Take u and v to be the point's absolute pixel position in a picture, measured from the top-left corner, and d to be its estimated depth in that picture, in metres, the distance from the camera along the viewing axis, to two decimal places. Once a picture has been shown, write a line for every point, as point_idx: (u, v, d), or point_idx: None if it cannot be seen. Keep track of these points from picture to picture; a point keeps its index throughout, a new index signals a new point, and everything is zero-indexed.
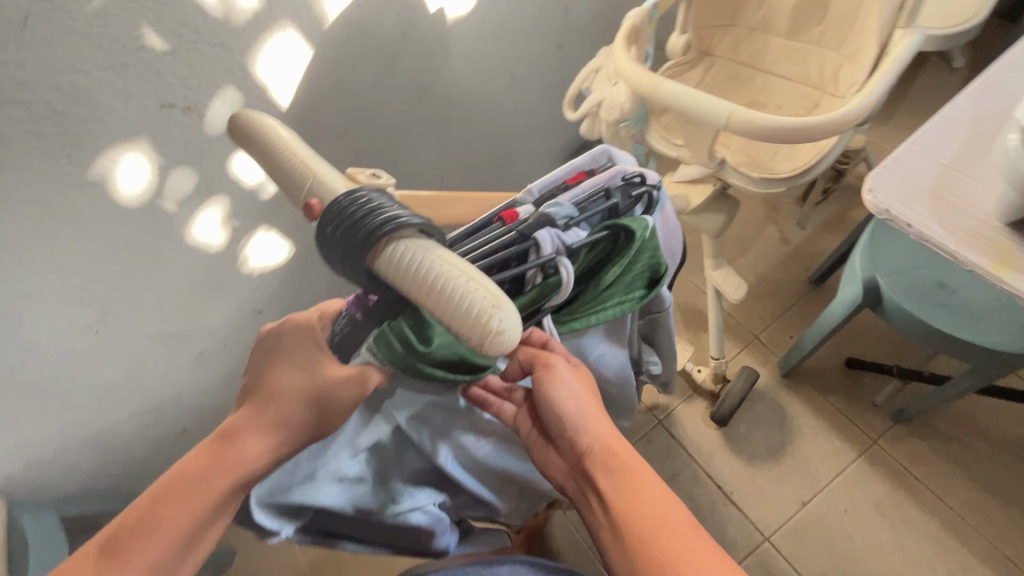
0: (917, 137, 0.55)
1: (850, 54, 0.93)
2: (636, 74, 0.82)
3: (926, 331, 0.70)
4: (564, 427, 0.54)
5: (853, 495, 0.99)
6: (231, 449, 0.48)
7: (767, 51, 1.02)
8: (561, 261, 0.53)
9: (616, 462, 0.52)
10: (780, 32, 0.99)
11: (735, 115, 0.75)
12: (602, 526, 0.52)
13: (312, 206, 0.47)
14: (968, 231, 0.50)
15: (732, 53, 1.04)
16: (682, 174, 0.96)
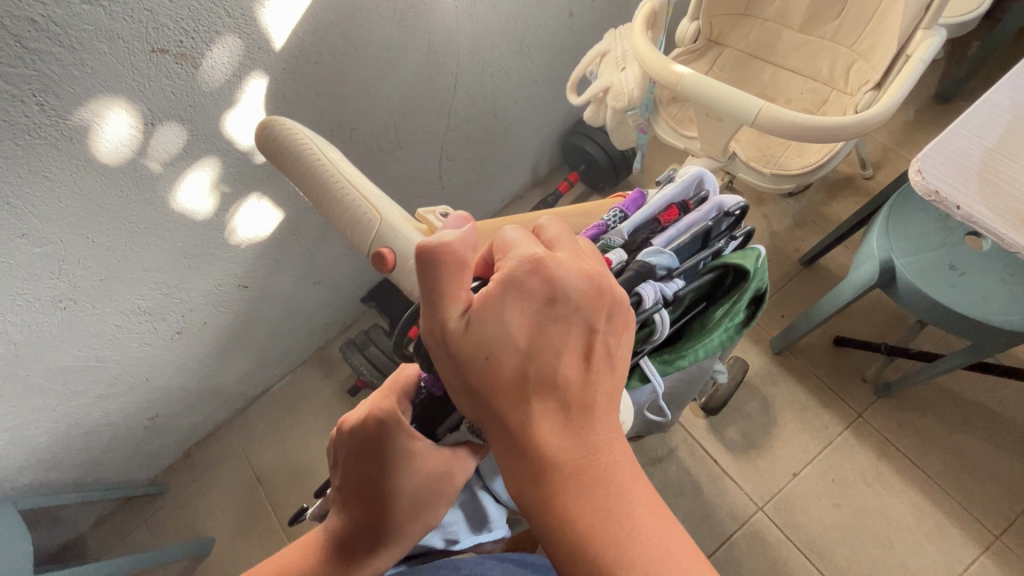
0: (962, 120, 0.56)
1: (864, 52, 0.86)
2: (652, 59, 0.73)
3: (935, 309, 0.73)
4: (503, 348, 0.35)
5: (839, 465, 1.05)
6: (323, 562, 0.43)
7: (779, 43, 0.94)
8: (660, 313, 0.47)
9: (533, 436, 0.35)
10: (794, 26, 0.92)
11: (763, 110, 0.67)
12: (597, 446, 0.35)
13: (384, 255, 0.43)
14: (1013, 211, 0.52)
15: (744, 43, 0.96)
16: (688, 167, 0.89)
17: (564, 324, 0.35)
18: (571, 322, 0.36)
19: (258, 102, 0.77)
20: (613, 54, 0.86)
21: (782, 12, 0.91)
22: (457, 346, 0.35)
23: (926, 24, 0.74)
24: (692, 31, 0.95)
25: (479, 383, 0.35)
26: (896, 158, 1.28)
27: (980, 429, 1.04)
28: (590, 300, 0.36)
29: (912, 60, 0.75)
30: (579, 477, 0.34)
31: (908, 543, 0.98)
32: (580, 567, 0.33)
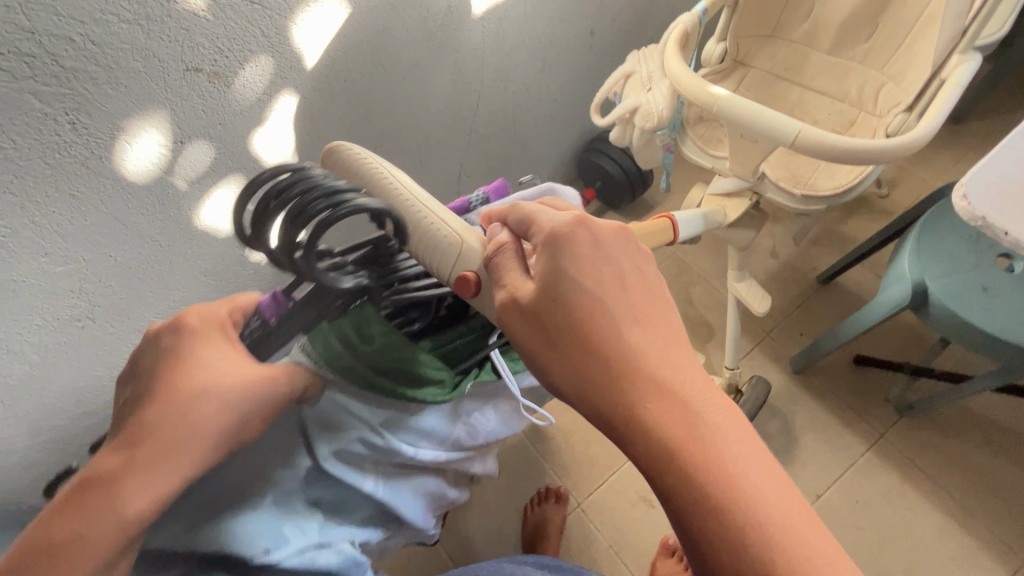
0: (1004, 146, 0.56)
1: (894, 75, 0.88)
2: (687, 82, 0.73)
3: (970, 332, 0.73)
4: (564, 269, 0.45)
5: (863, 487, 1.03)
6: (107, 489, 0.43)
7: (806, 65, 0.95)
8: None
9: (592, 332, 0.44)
10: (822, 48, 0.94)
11: (802, 132, 0.67)
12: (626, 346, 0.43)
13: (467, 282, 0.49)
14: None
15: (770, 65, 0.97)
16: (716, 186, 0.89)
17: (619, 274, 0.46)
18: (633, 276, 0.47)
19: (286, 120, 0.76)
20: (640, 75, 0.87)
21: (811, 33, 0.93)
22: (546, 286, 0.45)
23: (958, 52, 0.76)
24: (719, 51, 0.95)
25: (550, 340, 0.44)
26: (911, 178, 1.29)
27: (1002, 450, 1.03)
28: (625, 249, 0.48)
29: (947, 84, 0.75)
30: (673, 411, 0.41)
31: (936, 567, 0.97)
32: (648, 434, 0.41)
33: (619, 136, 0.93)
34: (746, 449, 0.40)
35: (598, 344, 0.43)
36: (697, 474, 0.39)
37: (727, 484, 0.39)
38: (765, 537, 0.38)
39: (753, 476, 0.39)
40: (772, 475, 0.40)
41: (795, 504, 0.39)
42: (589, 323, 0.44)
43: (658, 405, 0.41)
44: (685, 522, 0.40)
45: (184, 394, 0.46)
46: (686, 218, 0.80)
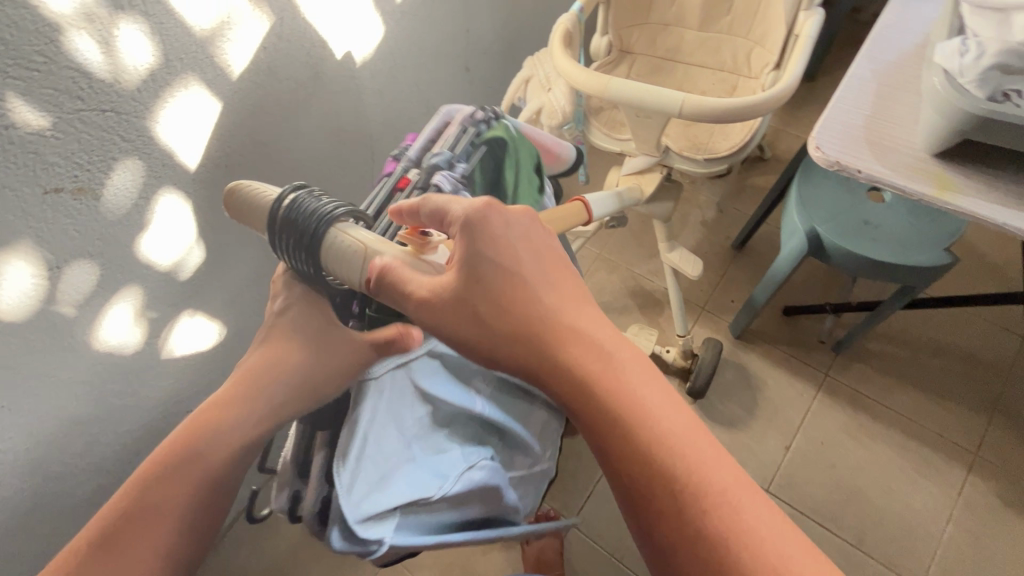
0: (838, 96, 0.62)
1: (759, 38, 0.85)
2: (576, 74, 0.76)
3: (863, 264, 0.80)
4: (480, 252, 0.46)
5: (823, 427, 1.08)
6: (187, 469, 0.44)
7: (683, 45, 0.91)
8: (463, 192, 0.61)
9: (512, 296, 0.46)
10: (692, 25, 0.89)
11: (686, 101, 0.70)
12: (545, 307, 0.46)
13: (384, 272, 0.48)
14: (907, 166, 0.57)
15: (650, 50, 0.93)
16: (628, 166, 0.91)
17: (530, 251, 0.48)
18: (544, 251, 0.49)
19: (172, 221, 0.74)
20: (538, 78, 0.92)
21: (680, 17, 0.89)
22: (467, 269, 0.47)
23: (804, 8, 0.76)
24: (605, 45, 0.92)
25: (478, 315, 0.46)
26: (788, 138, 1.41)
27: (930, 361, 1.12)
28: (534, 228, 0.50)
29: (800, 38, 0.76)
30: (600, 367, 0.43)
31: (904, 483, 1.02)
32: (575, 386, 0.43)
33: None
34: (667, 400, 0.41)
35: (517, 311, 0.46)
36: (620, 424, 0.40)
37: (650, 433, 0.40)
38: (685, 485, 0.38)
39: (675, 425, 0.40)
40: (693, 427, 0.40)
41: (717, 453, 0.39)
42: (512, 304, 0.46)
43: (582, 364, 0.43)
44: (607, 454, 0.41)
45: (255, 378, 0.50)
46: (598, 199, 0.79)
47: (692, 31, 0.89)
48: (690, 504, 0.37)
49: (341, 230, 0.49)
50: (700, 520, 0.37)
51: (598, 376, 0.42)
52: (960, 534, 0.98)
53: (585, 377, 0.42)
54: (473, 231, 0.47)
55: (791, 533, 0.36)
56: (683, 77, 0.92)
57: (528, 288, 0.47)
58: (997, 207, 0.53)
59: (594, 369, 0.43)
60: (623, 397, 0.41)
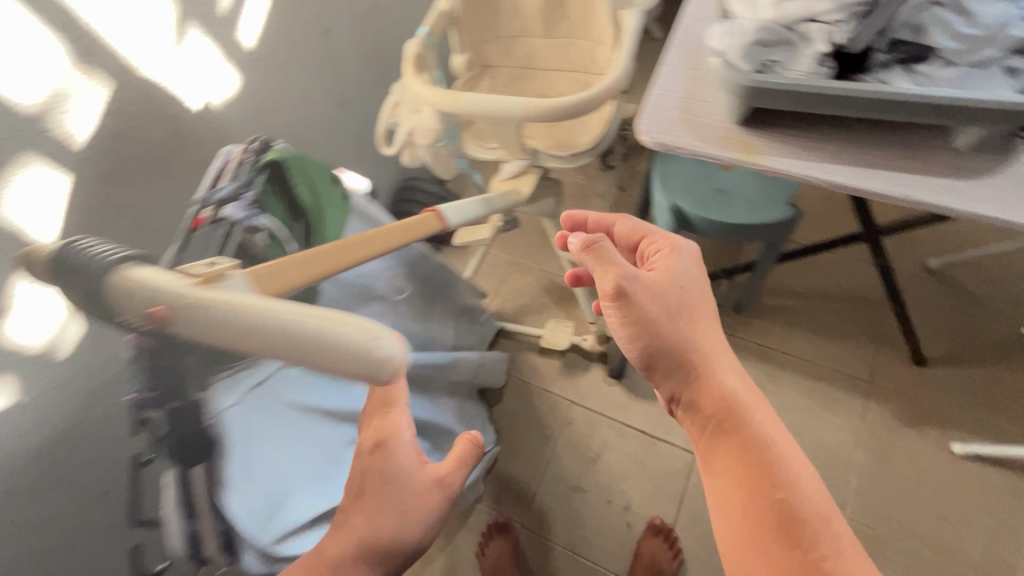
0: (656, 83, 0.68)
1: (595, 37, 0.88)
2: (427, 95, 0.78)
3: (724, 229, 0.87)
4: (649, 296, 0.56)
5: None
6: (385, 538, 0.54)
7: (535, 53, 0.95)
8: (255, 218, 0.63)
9: (694, 307, 0.58)
10: (538, 34, 0.93)
11: (528, 105, 0.73)
12: (690, 335, 0.57)
13: (160, 313, 0.31)
14: (718, 137, 0.63)
15: (507, 61, 0.96)
16: (505, 172, 0.94)
17: (693, 292, 0.59)
18: (699, 277, 0.60)
19: (41, 305, 0.67)
20: (405, 102, 0.93)
21: (525, 27, 0.93)
22: (643, 301, 0.56)
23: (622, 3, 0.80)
24: (463, 61, 0.95)
25: (660, 331, 0.56)
26: None
27: (820, 305, 1.21)
28: (696, 264, 0.61)
29: (625, 32, 0.78)
30: (762, 412, 0.55)
31: (818, 422, 1.10)
32: (728, 429, 0.55)
33: (409, 160, 0.96)
34: (782, 447, 0.53)
35: (699, 349, 0.57)
36: (764, 446, 0.53)
37: (773, 461, 0.52)
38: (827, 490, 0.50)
39: (783, 458, 0.52)
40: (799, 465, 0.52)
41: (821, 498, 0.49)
42: (667, 335, 0.56)
43: (746, 390, 0.56)
44: (746, 481, 0.52)
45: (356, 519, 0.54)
46: (461, 207, 0.67)
47: (539, 39, 0.93)
48: (815, 528, 0.48)
49: (122, 274, 0.34)
50: (803, 525, 0.48)
51: (752, 414, 0.54)
52: (869, 458, 1.06)
53: (733, 409, 0.55)
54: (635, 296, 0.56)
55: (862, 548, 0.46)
56: (542, 83, 0.95)
57: (670, 325, 0.56)
58: (794, 161, 0.60)
59: (736, 391, 0.56)
60: (768, 417, 0.54)
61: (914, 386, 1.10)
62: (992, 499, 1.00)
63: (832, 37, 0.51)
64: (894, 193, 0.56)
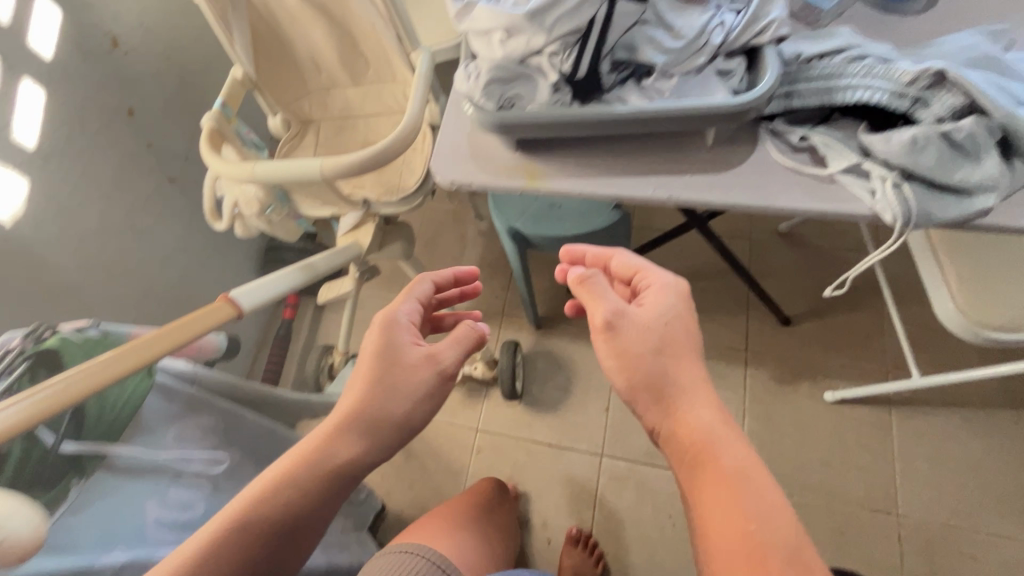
0: (443, 121, 0.68)
1: (402, 79, 0.88)
2: (226, 170, 0.75)
3: (562, 241, 0.89)
4: (624, 328, 0.54)
5: None
6: (365, 408, 0.54)
7: (349, 101, 0.92)
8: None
9: (668, 343, 0.54)
10: (347, 83, 0.91)
11: (324, 165, 0.72)
12: (673, 370, 0.53)
13: None
14: (504, 167, 0.64)
15: (325, 112, 0.94)
16: (342, 226, 0.92)
17: (679, 329, 0.55)
18: (685, 318, 0.56)
19: None
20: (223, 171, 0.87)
21: (333, 78, 0.91)
22: (614, 331, 0.54)
23: (408, 46, 0.80)
24: (280, 123, 0.92)
25: (636, 362, 0.53)
26: None
27: (696, 284, 1.26)
28: (685, 300, 0.57)
29: (415, 76, 0.79)
30: (733, 443, 0.49)
31: None
32: (694, 468, 0.49)
33: (244, 232, 0.92)
34: (757, 493, 0.46)
35: (673, 384, 0.52)
36: (742, 484, 0.46)
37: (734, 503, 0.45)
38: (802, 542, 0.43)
39: (757, 491, 0.46)
40: (776, 508, 0.45)
41: (796, 542, 0.43)
42: (642, 371, 0.53)
43: (720, 421, 0.51)
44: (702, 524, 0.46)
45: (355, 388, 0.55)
46: (259, 285, 0.64)
47: (349, 88, 0.91)
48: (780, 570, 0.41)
49: None
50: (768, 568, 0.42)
51: (719, 446, 0.49)
52: (756, 424, 1.12)
53: (697, 448, 0.49)
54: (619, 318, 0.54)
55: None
56: (365, 129, 0.93)
57: (644, 358, 0.53)
58: (572, 179, 0.62)
59: (714, 428, 0.50)
60: (742, 449, 0.49)
61: (784, 346, 1.17)
62: (866, 437, 1.08)
63: (558, 66, 0.53)
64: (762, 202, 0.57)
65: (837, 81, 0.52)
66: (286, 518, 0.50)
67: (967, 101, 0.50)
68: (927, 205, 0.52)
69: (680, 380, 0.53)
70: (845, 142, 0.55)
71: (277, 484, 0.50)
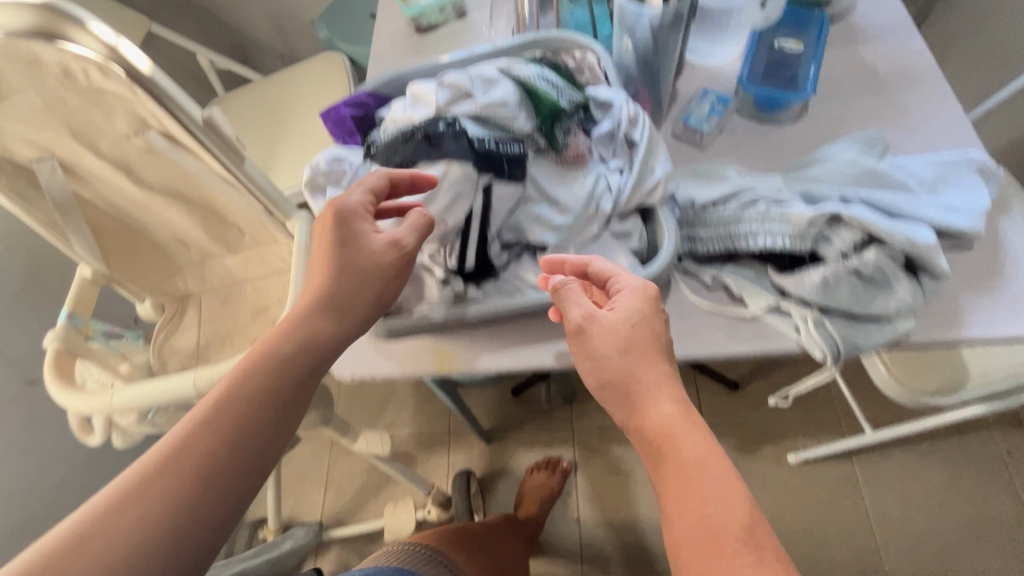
0: None
1: (283, 239, 0.81)
2: (81, 400, 0.66)
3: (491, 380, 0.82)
4: (586, 333, 0.44)
5: (593, 478, 1.13)
6: (328, 289, 0.45)
7: (230, 269, 0.87)
8: None
9: (634, 346, 0.43)
10: (223, 251, 0.84)
11: (196, 378, 0.61)
12: (643, 376, 0.42)
13: None
14: (410, 351, 0.54)
15: (204, 284, 0.89)
16: None
17: (647, 333, 0.43)
18: (651, 320, 0.43)
19: None
20: None
21: (205, 249, 0.84)
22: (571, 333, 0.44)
23: (280, 217, 0.74)
24: (150, 308, 0.87)
25: (597, 367, 0.43)
26: None
27: None
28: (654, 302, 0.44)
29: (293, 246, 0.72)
30: (697, 432, 0.40)
31: None
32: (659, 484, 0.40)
33: (123, 444, 0.79)
34: (719, 477, 0.38)
35: (635, 394, 0.42)
36: (702, 469, 0.38)
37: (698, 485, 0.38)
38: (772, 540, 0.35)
39: (724, 516, 0.36)
40: (737, 496, 0.37)
41: (759, 528, 0.36)
42: (604, 376, 0.43)
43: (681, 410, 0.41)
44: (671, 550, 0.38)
45: (318, 280, 0.46)
46: None
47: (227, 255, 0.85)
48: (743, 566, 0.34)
49: None
50: None
51: (686, 462, 0.39)
52: None
53: (663, 463, 0.40)
54: (584, 324, 0.44)
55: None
56: (253, 292, 0.90)
57: (604, 360, 0.43)
58: (490, 355, 0.53)
59: (684, 443, 0.40)
60: (713, 466, 0.38)
61: (738, 411, 1.15)
62: (835, 491, 1.07)
63: (441, 263, 0.47)
64: (702, 354, 0.51)
65: (737, 228, 0.50)
66: (217, 441, 0.39)
67: (863, 234, 0.48)
68: (852, 339, 0.49)
69: (644, 387, 0.42)
70: (757, 280, 0.52)
71: (216, 404, 0.40)
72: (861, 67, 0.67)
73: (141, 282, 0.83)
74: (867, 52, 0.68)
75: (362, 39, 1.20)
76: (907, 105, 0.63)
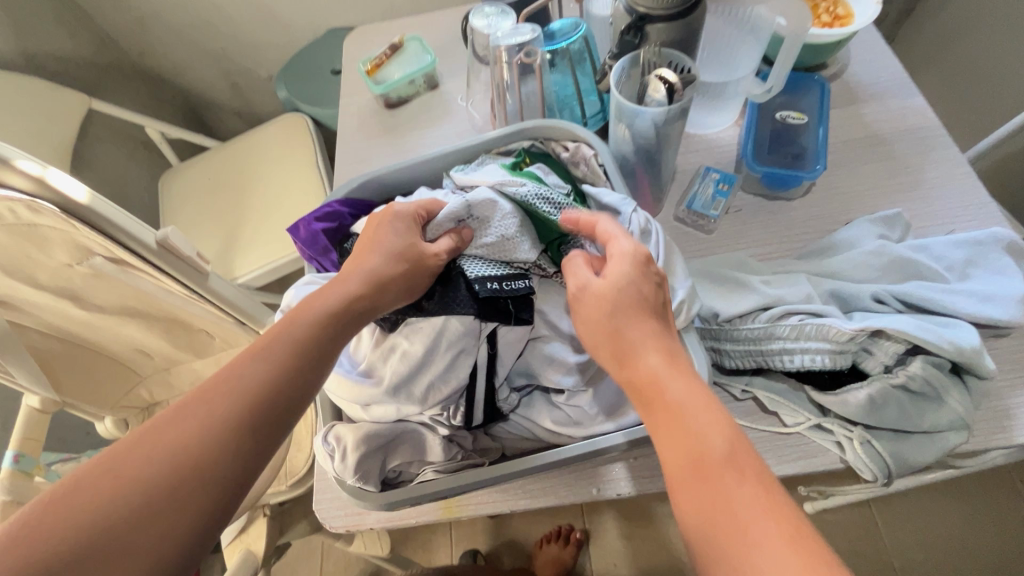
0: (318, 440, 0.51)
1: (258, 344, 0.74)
2: None
3: None
4: (579, 297, 0.40)
5: (605, 546, 1.08)
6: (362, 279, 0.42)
7: (200, 375, 0.80)
8: None
9: (618, 299, 0.38)
10: (192, 358, 0.77)
11: None
12: (630, 326, 0.37)
13: None
14: None
15: (172, 390, 0.82)
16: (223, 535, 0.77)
17: (634, 293, 0.38)
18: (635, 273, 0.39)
19: None
20: None
21: (172, 359, 0.76)
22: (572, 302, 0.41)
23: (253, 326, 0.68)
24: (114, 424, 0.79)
25: (589, 331, 0.39)
26: None
27: None
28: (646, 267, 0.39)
29: None
30: (679, 368, 0.35)
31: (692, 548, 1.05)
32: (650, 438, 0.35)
33: None
34: (704, 413, 0.33)
35: (616, 347, 0.37)
36: (682, 405, 0.34)
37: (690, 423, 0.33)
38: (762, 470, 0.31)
39: (715, 461, 0.31)
40: (722, 426, 0.33)
41: (744, 457, 0.31)
42: (592, 336, 0.39)
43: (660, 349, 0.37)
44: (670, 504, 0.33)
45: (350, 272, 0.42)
46: None
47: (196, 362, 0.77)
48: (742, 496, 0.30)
49: None
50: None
51: (668, 409, 0.34)
52: None
53: (649, 415, 0.35)
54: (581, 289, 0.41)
55: (788, 531, 0.28)
56: None
57: (592, 321, 0.39)
58: (506, 502, 0.47)
59: (665, 390, 0.35)
60: (696, 407, 0.33)
61: None
62: (856, 540, 1.03)
63: (446, 422, 0.43)
64: None
65: (769, 344, 0.46)
66: (180, 450, 0.32)
67: (907, 345, 0.45)
68: (901, 457, 0.45)
69: (626, 339, 0.37)
70: (792, 393, 0.47)
71: (191, 399, 0.34)
72: (866, 130, 0.63)
73: (103, 402, 0.76)
74: (869, 113, 0.64)
75: (327, 99, 1.14)
76: (920, 174, 0.59)
